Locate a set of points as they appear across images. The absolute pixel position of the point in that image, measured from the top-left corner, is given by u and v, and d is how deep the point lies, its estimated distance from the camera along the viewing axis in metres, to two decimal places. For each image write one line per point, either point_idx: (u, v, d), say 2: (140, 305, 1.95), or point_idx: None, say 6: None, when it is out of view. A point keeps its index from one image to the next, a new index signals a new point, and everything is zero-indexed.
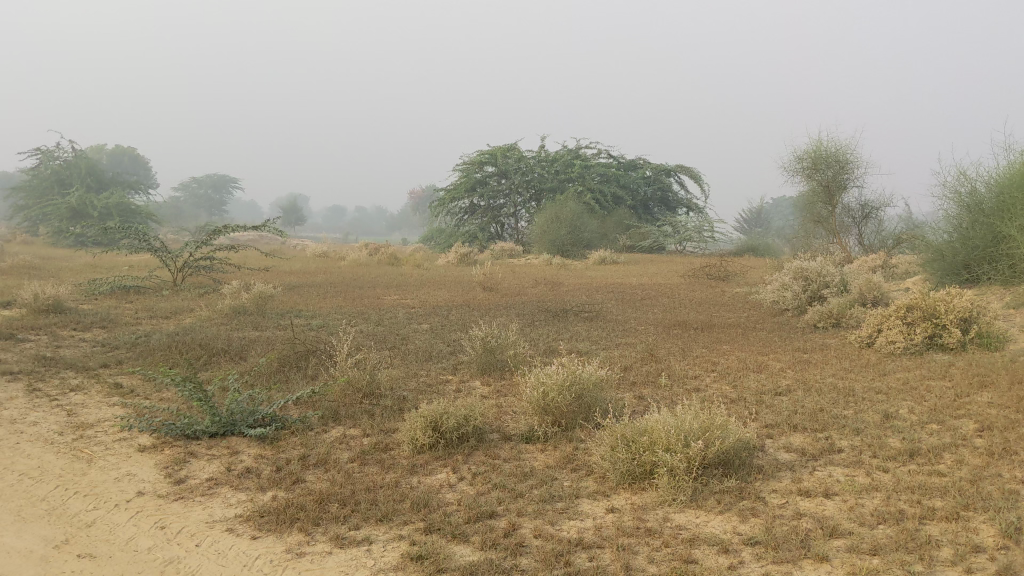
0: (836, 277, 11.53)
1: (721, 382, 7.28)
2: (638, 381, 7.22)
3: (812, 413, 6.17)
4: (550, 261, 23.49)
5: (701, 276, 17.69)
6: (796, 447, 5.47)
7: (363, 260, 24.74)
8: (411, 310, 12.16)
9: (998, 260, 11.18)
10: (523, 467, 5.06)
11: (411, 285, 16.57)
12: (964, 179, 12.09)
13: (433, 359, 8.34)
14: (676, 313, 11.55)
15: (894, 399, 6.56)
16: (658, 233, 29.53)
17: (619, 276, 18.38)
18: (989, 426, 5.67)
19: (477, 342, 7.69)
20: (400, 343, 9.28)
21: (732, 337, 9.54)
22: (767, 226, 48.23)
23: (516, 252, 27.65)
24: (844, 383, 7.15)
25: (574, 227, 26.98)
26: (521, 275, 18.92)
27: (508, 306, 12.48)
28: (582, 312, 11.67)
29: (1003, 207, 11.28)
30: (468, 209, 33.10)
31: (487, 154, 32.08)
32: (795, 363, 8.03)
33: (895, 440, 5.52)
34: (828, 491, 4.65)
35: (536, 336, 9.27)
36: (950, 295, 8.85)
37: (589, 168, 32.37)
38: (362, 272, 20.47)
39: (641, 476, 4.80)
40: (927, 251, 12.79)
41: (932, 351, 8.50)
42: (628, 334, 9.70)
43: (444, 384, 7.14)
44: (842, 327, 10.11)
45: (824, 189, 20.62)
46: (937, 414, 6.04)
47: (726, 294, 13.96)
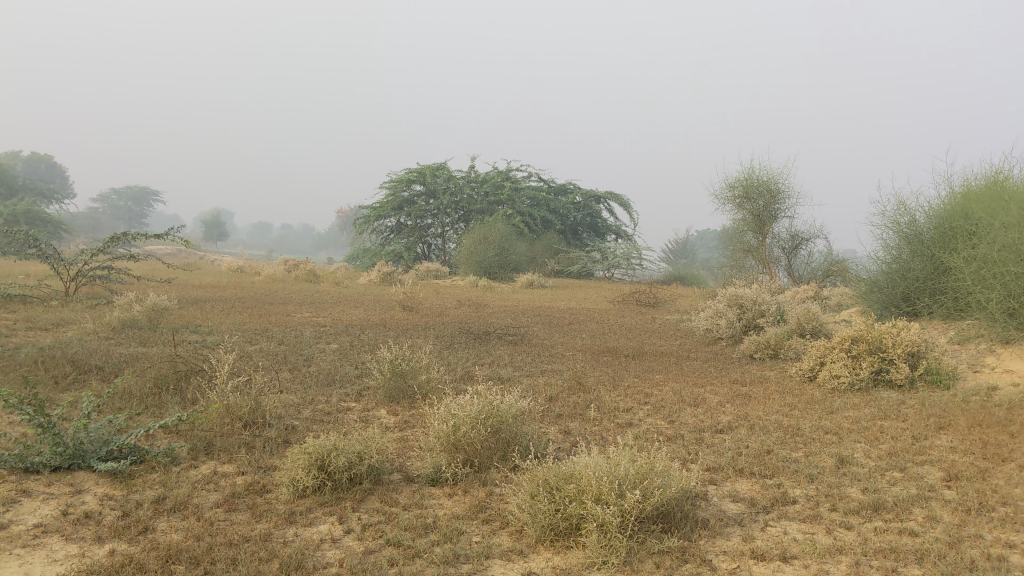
0: (772, 305, 10.94)
1: (656, 416, 6.54)
2: (564, 413, 6.43)
3: (758, 455, 5.46)
4: (476, 283, 22.64)
5: (630, 301, 17.10)
6: (743, 496, 4.72)
7: (280, 276, 23.57)
8: (320, 329, 11.20)
9: (939, 293, 10.75)
10: (424, 518, 4.21)
11: (325, 303, 15.57)
12: (903, 209, 11.69)
13: (335, 384, 7.43)
14: (606, 340, 10.80)
15: (847, 440, 5.91)
16: (587, 258, 29.03)
17: (546, 300, 17.67)
18: (956, 476, 5.05)
19: (384, 365, 6.82)
20: (301, 365, 8.34)
21: (665, 367, 8.83)
22: (693, 257, 48.28)
23: (441, 273, 26.77)
24: (789, 421, 6.48)
25: (502, 249, 26.25)
26: (443, 295, 18.03)
27: (427, 327, 11.59)
28: (505, 335, 10.87)
29: (944, 239, 10.89)
30: (394, 228, 32.03)
31: (414, 172, 31.06)
32: (734, 397, 7.33)
33: (855, 490, 4.83)
34: (785, 554, 3.90)
35: (453, 361, 8.42)
36: (897, 327, 8.30)
37: (518, 191, 31.70)
38: (277, 288, 19.34)
39: (565, 532, 3.97)
40: (863, 282, 12.35)
41: (877, 387, 7.92)
42: (554, 361, 8.92)
43: (344, 414, 6.26)
44: (780, 358, 9.51)
45: (754, 218, 20.22)
46: (897, 460, 5.40)
47: (657, 322, 13.32)
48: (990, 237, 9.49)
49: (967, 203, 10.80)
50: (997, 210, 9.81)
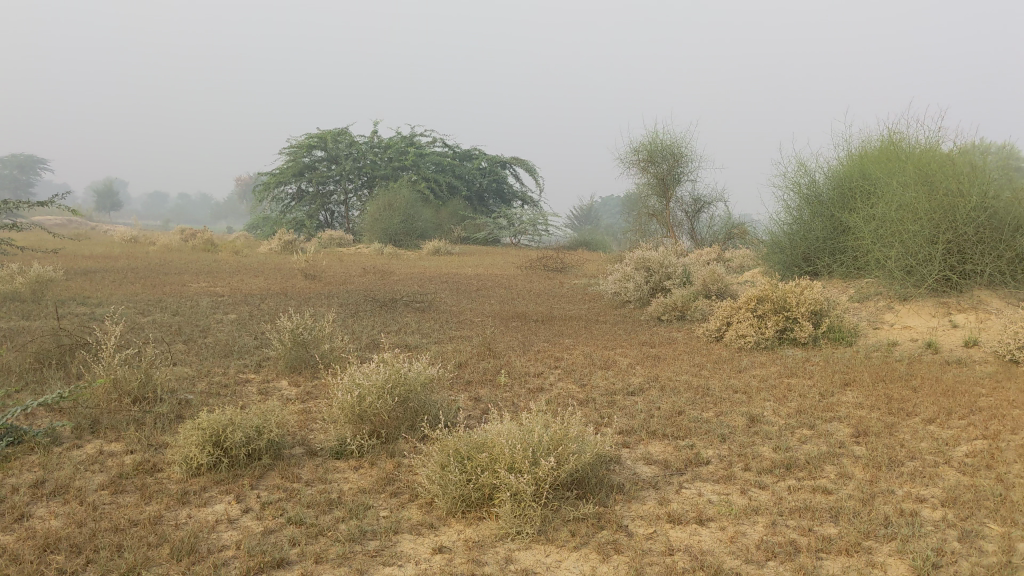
0: (678, 267, 10.95)
1: (567, 381, 6.42)
2: (473, 380, 6.25)
3: (670, 417, 5.39)
4: (381, 251, 22.22)
5: (537, 267, 17.00)
6: (657, 458, 4.64)
7: (176, 246, 22.72)
8: (217, 299, 10.76)
9: (839, 253, 10.95)
10: (328, 494, 3.99)
11: (224, 272, 15.00)
12: (804, 170, 11.84)
13: (233, 355, 7.09)
14: (514, 305, 10.66)
15: (757, 399, 5.90)
16: (493, 224, 28.88)
17: (453, 266, 17.42)
18: (864, 432, 5.08)
19: (284, 334, 6.51)
20: (197, 337, 7.95)
21: (574, 331, 8.73)
22: (597, 223, 48.66)
23: (345, 241, 26.23)
24: (699, 381, 6.45)
25: (407, 216, 25.86)
26: (347, 263, 17.60)
27: (331, 295, 11.25)
28: (412, 302, 10.62)
29: (843, 199, 11.06)
30: (295, 195, 31.22)
31: (315, 138, 30.29)
32: (644, 359, 7.27)
33: (767, 449, 4.79)
34: (701, 517, 3.82)
35: (358, 328, 8.15)
36: (801, 286, 8.36)
37: (422, 157, 31.26)
38: (173, 258, 18.60)
39: (477, 503, 3.81)
40: (766, 243, 12.51)
41: (783, 346, 7.98)
42: (463, 327, 8.74)
43: (242, 387, 5.96)
44: (687, 320, 9.53)
45: (659, 182, 20.32)
46: (806, 417, 5.41)
47: (565, 286, 13.25)
48: (888, 196, 9.69)
49: (865, 164, 10.99)
50: (895, 170, 10.01)
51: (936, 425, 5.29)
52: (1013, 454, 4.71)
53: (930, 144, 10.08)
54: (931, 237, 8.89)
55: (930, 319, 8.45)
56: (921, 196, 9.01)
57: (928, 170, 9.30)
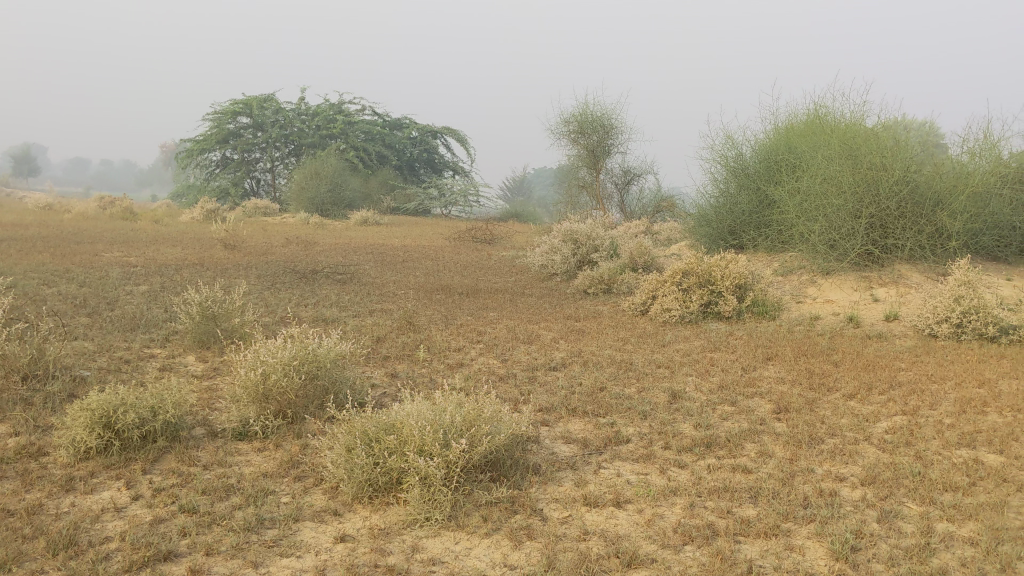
0: (606, 240, 10.84)
1: (488, 356, 6.25)
2: (391, 356, 6.04)
3: (591, 393, 5.26)
4: (308, 220, 21.71)
5: (465, 238, 16.77)
6: (576, 437, 4.49)
7: (91, 213, 21.88)
8: (129, 269, 10.32)
9: (765, 227, 10.96)
10: (226, 480, 3.75)
11: (140, 242, 14.45)
12: (731, 143, 11.80)
13: (139, 329, 6.75)
14: (439, 278, 10.43)
15: (679, 374, 5.80)
16: (423, 195, 28.51)
17: (379, 238, 17.08)
18: (785, 408, 5.02)
19: (192, 308, 6.20)
20: (103, 309, 7.57)
21: (499, 304, 8.56)
22: (529, 195, 48.52)
23: (271, 210, 25.62)
24: (622, 356, 6.33)
25: (335, 185, 25.34)
26: (271, 233, 17.12)
27: (249, 266, 10.87)
28: (334, 274, 10.32)
29: (769, 172, 11.06)
30: (220, 163, 30.39)
31: (240, 104, 29.45)
32: (567, 333, 7.13)
33: (687, 426, 4.69)
34: (618, 499, 3.68)
35: (274, 301, 7.85)
36: (726, 259, 8.30)
37: (351, 125, 30.65)
38: (88, 226, 17.90)
39: (385, 487, 3.62)
40: (693, 216, 12.47)
41: (707, 319, 7.92)
42: (384, 299, 8.49)
43: (145, 363, 5.65)
44: (613, 293, 9.43)
45: (589, 154, 20.20)
46: (728, 393, 5.32)
47: (492, 258, 13.06)
48: (812, 169, 9.67)
49: (791, 138, 10.99)
50: (819, 144, 10.02)
51: (856, 400, 5.26)
52: (931, 430, 4.68)
53: (854, 118, 10.11)
54: (853, 211, 8.91)
55: (852, 293, 8.48)
56: (845, 169, 9.01)
57: (851, 143, 9.30)
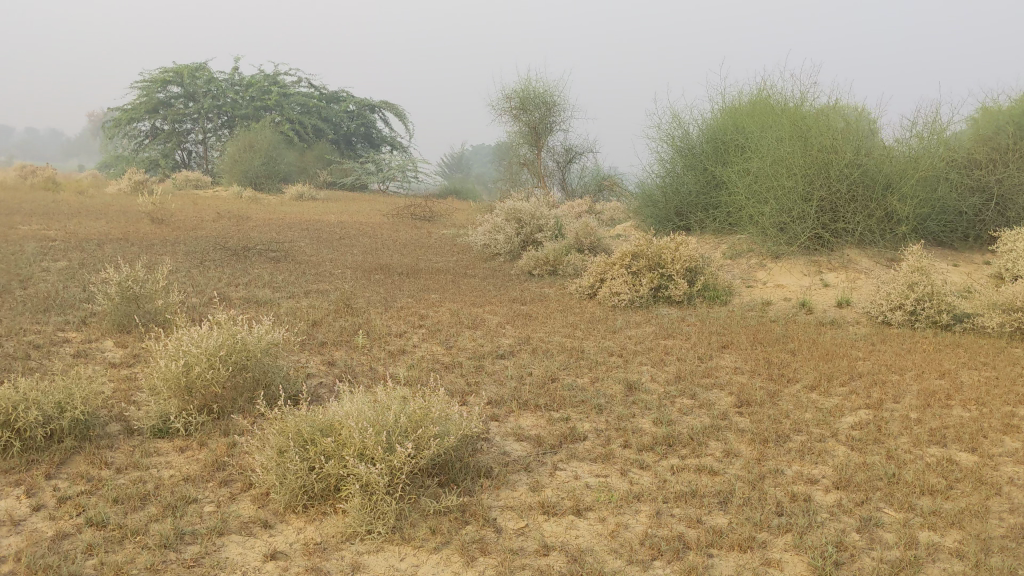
0: (550, 220, 10.52)
1: (431, 343, 5.90)
2: (327, 341, 5.65)
3: (542, 384, 4.95)
4: (241, 195, 20.98)
5: (404, 215, 16.32)
6: (529, 433, 4.18)
7: (10, 183, 20.83)
8: (46, 244, 9.68)
9: (712, 208, 10.77)
10: (143, 486, 3.35)
11: (60, 214, 13.73)
12: (677, 122, 11.56)
13: (53, 310, 6.23)
14: (377, 257, 10.02)
15: (634, 363, 5.53)
16: (361, 170, 27.87)
17: (315, 213, 16.55)
18: (746, 401, 4.77)
19: (110, 288, 5.73)
20: (14, 288, 7.00)
21: (441, 285, 8.20)
22: (467, 172, 48.00)
23: (202, 183, 24.76)
24: (572, 342, 6.04)
25: (269, 158, 24.57)
26: (202, 207, 16.44)
27: (177, 242, 10.32)
28: (267, 251, 9.83)
29: (717, 152, 10.85)
30: (149, 133, 29.31)
31: (170, 72, 28.36)
32: (514, 318, 6.81)
33: (646, 422, 4.41)
34: (578, 506, 3.39)
35: (202, 281, 7.37)
36: (676, 242, 8.05)
37: (286, 97, 29.80)
38: (5, 197, 17.00)
39: (321, 495, 3.27)
40: (638, 196, 12.23)
41: (657, 304, 7.68)
42: (321, 280, 8.07)
43: (57, 350, 5.17)
44: (559, 275, 9.13)
45: (530, 130, 19.85)
46: (686, 384, 5.06)
47: (433, 237, 12.67)
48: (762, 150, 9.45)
49: (739, 118, 10.80)
50: (769, 124, 9.81)
51: (817, 393, 5.03)
52: (898, 425, 4.48)
53: (804, 99, 9.92)
54: (804, 194, 8.72)
55: (802, 278, 8.31)
56: (795, 151, 8.75)
57: (802, 125, 9.10)
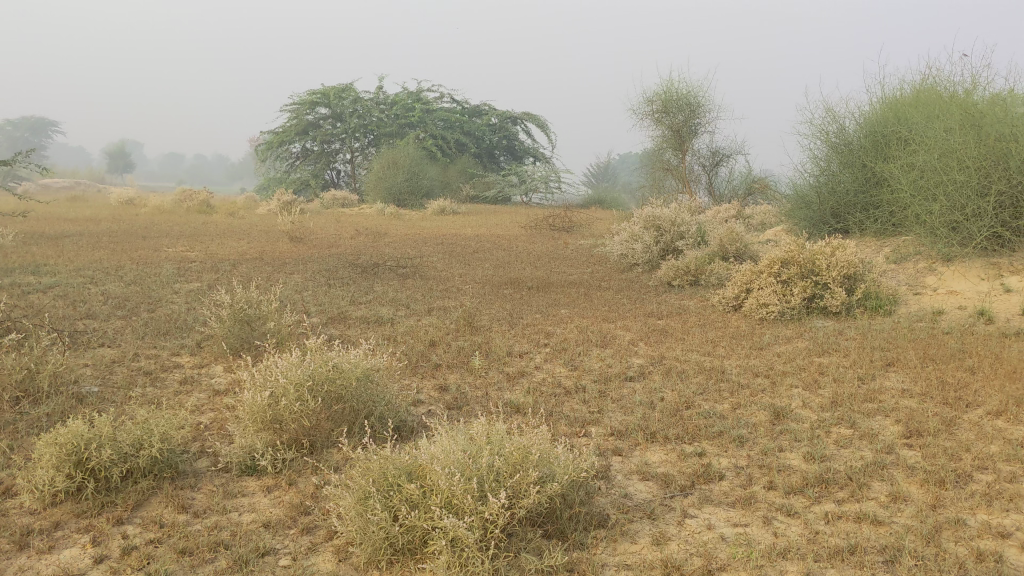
0: (692, 226, 9.88)
1: (556, 363, 5.43)
2: (443, 365, 5.27)
3: (675, 412, 4.39)
4: (384, 211, 21.15)
5: (543, 226, 15.94)
6: (656, 471, 3.64)
7: (168, 208, 21.79)
8: (185, 266, 9.80)
9: (873, 208, 9.83)
10: (217, 534, 3.01)
11: (206, 235, 14.07)
12: (831, 116, 10.70)
13: (173, 334, 6.13)
14: (509, 270, 9.66)
15: (782, 385, 4.88)
16: (504, 182, 27.70)
17: (453, 227, 16.41)
18: (917, 432, 4.06)
19: (222, 311, 5.56)
20: (143, 311, 7.00)
21: (573, 299, 7.73)
22: (614, 180, 47.38)
23: (349, 202, 25.21)
24: (711, 361, 5.44)
25: (412, 174, 24.72)
26: (344, 224, 16.57)
27: (310, 259, 10.29)
28: (398, 267, 9.63)
29: (876, 147, 9.94)
30: (301, 155, 30.17)
31: (318, 94, 29.08)
32: (648, 334, 6.26)
33: (796, 458, 3.78)
34: (710, 565, 2.82)
35: (323, 301, 7.16)
36: (830, 246, 7.29)
37: (429, 113, 30.08)
38: (162, 220, 17.69)
39: (407, 549, 2.83)
40: (790, 198, 11.39)
41: (811, 316, 6.93)
42: (447, 296, 7.74)
43: (167, 378, 5.00)
44: (701, 285, 8.49)
45: (673, 134, 19.12)
46: (844, 411, 4.38)
47: (569, 247, 12.22)
48: (929, 143, 8.51)
49: (902, 109, 9.85)
50: (937, 114, 8.84)
51: (1004, 420, 4.25)
52: None
53: (977, 86, 8.90)
54: (980, 189, 7.69)
55: (980, 283, 7.37)
56: (968, 142, 7.85)
57: (974, 113, 8.13)
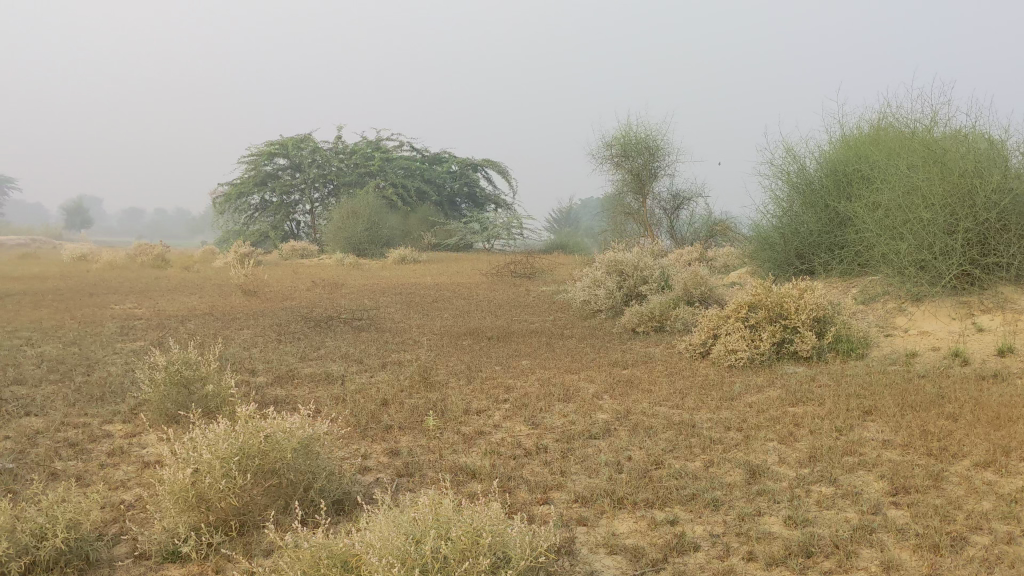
0: (655, 270, 9.66)
1: (516, 420, 5.10)
2: (395, 426, 4.92)
3: (644, 472, 4.07)
4: (343, 261, 20.80)
5: (504, 272, 15.69)
6: (625, 543, 3.31)
7: (121, 263, 21.28)
8: (129, 324, 9.38)
9: (837, 248, 9.68)
10: None
11: (157, 291, 13.63)
12: (792, 157, 10.59)
13: (106, 400, 5.72)
14: (468, 320, 9.34)
15: (756, 439, 4.58)
16: (466, 230, 27.47)
17: (413, 276, 16.09)
18: (903, 488, 3.77)
19: (156, 374, 5.17)
20: (78, 374, 6.58)
21: (534, 349, 7.43)
22: (577, 226, 47.48)
23: (309, 252, 24.84)
24: (680, 414, 5.14)
25: (372, 223, 24.42)
26: (301, 276, 16.20)
27: (261, 314, 9.90)
28: (353, 319, 9.28)
29: (838, 186, 9.83)
30: (259, 206, 29.77)
31: (276, 145, 28.80)
32: (614, 385, 5.96)
33: (776, 523, 3.48)
34: None
35: (271, 358, 6.80)
36: (798, 288, 7.06)
37: (389, 162, 29.91)
38: (112, 276, 17.21)
39: None
40: (752, 240, 11.23)
41: (781, 362, 6.67)
42: (403, 349, 7.40)
43: (94, 451, 4.60)
44: (666, 331, 8.23)
45: (634, 178, 19.05)
46: (824, 467, 4.09)
47: (530, 295, 11.95)
48: (892, 181, 8.38)
49: (862, 147, 9.75)
50: (899, 152, 8.73)
51: (993, 471, 3.98)
52: None
53: (937, 122, 8.82)
54: (947, 226, 7.52)
55: (951, 323, 7.18)
56: (933, 179, 7.70)
57: (937, 150, 8.01)
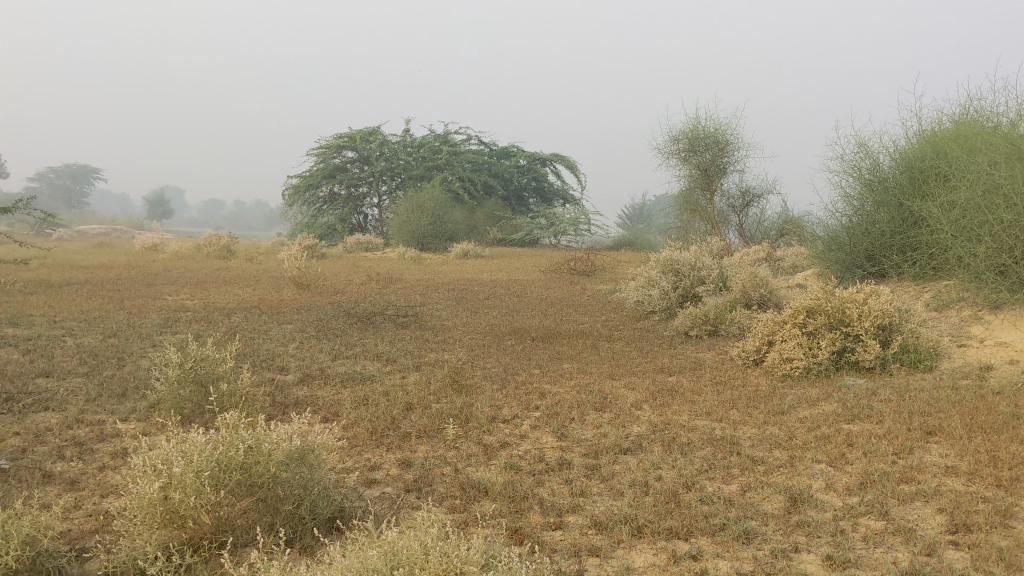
0: (713, 271, 9.21)
1: (544, 431, 4.76)
2: (414, 434, 4.63)
3: (671, 495, 3.69)
4: (405, 255, 20.66)
5: (564, 270, 15.31)
6: None
7: (187, 253, 21.49)
8: (176, 316, 9.29)
9: (911, 249, 9.09)
10: None
11: (214, 282, 13.61)
12: (865, 151, 9.97)
13: (127, 396, 5.56)
14: (516, 318, 9.02)
15: (802, 460, 4.16)
16: (532, 224, 27.12)
17: (471, 272, 15.84)
18: (965, 526, 3.32)
19: (170, 371, 4.98)
20: (109, 368, 6.45)
21: (578, 352, 7.07)
22: (649, 221, 46.81)
23: (374, 246, 24.87)
24: (722, 429, 4.73)
25: (437, 217, 24.25)
26: (360, 269, 16.05)
27: (308, 308, 9.72)
28: (398, 316, 9.04)
29: (913, 184, 9.21)
30: (328, 199, 29.89)
31: (345, 138, 28.83)
32: (655, 393, 5.57)
33: (813, 561, 3.08)
34: None
35: (303, 356, 6.57)
36: (863, 293, 6.56)
37: (457, 155, 29.73)
38: (176, 266, 17.33)
39: None
40: (821, 239, 10.66)
41: (841, 372, 6.19)
42: (441, 349, 7.12)
43: (99, 450, 4.41)
44: (721, 335, 7.78)
45: (701, 174, 18.46)
46: (874, 496, 3.66)
47: (586, 293, 11.56)
48: (971, 178, 7.77)
49: (941, 142, 9.11)
50: (979, 148, 8.10)
51: None
52: None
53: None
54: None
55: None
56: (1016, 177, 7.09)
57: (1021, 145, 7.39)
